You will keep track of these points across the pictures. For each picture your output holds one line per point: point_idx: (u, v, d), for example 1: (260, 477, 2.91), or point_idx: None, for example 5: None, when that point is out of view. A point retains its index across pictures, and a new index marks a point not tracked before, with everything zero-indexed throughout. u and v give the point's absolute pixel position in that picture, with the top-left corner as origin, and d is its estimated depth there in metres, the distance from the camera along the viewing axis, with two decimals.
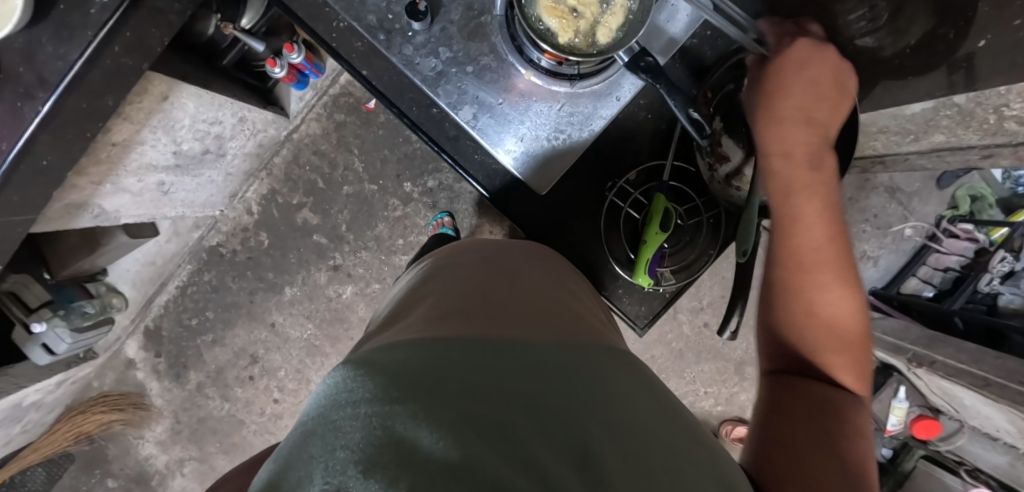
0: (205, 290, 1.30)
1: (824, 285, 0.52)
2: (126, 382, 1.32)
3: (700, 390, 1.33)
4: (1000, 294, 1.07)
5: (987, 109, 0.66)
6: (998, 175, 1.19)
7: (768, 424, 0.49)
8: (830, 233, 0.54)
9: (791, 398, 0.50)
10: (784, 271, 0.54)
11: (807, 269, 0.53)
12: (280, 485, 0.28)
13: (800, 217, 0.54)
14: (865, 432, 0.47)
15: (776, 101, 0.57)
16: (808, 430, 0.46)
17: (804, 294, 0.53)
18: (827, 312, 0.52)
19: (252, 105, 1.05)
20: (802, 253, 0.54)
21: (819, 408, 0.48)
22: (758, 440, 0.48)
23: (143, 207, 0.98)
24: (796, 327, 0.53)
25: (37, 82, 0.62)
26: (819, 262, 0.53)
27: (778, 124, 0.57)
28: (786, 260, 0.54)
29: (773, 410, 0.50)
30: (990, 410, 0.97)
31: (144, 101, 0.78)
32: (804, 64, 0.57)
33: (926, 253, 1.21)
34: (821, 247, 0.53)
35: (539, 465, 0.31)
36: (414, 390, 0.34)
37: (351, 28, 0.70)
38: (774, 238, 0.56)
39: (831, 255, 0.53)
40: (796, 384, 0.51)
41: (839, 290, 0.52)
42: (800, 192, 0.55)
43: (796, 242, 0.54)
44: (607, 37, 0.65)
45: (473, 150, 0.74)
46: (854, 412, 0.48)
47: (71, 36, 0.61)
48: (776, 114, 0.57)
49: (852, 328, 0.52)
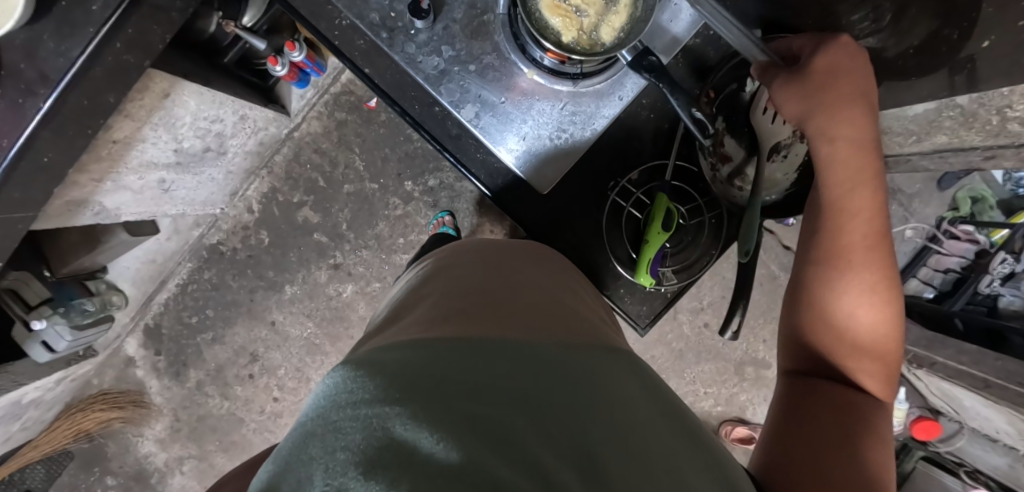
0: (205, 288, 1.30)
1: (870, 286, 0.52)
2: (126, 379, 1.31)
3: (700, 390, 1.33)
4: (1000, 295, 1.07)
5: (990, 111, 0.65)
6: (998, 176, 1.19)
7: (786, 425, 0.50)
8: (873, 240, 0.54)
9: (815, 398, 0.50)
10: (827, 269, 0.54)
11: (854, 269, 0.53)
12: (280, 485, 0.28)
13: (850, 215, 0.54)
14: (885, 440, 0.48)
15: (827, 92, 0.55)
16: (829, 435, 0.47)
17: (845, 297, 0.52)
18: (866, 316, 0.52)
19: (253, 103, 1.05)
20: (849, 252, 0.53)
21: (842, 412, 0.48)
22: (776, 441, 0.49)
23: (144, 205, 0.98)
24: (830, 328, 0.53)
25: (38, 79, 0.61)
26: (866, 264, 0.53)
27: (834, 115, 0.55)
28: (832, 259, 0.54)
29: (795, 408, 0.50)
30: (990, 412, 1.00)
31: (145, 99, 0.78)
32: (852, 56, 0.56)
33: (925, 254, 1.20)
34: (866, 248, 0.53)
35: (540, 466, 0.31)
36: (414, 391, 0.34)
37: (353, 26, 0.70)
38: (821, 233, 0.56)
39: (875, 258, 0.53)
40: (819, 386, 0.51)
41: (881, 294, 0.52)
42: (856, 189, 0.55)
43: (845, 242, 0.54)
44: (609, 36, 0.65)
45: (475, 148, 0.74)
46: (877, 419, 0.49)
47: (73, 33, 0.61)
48: (831, 105, 0.55)
49: (887, 335, 0.52)
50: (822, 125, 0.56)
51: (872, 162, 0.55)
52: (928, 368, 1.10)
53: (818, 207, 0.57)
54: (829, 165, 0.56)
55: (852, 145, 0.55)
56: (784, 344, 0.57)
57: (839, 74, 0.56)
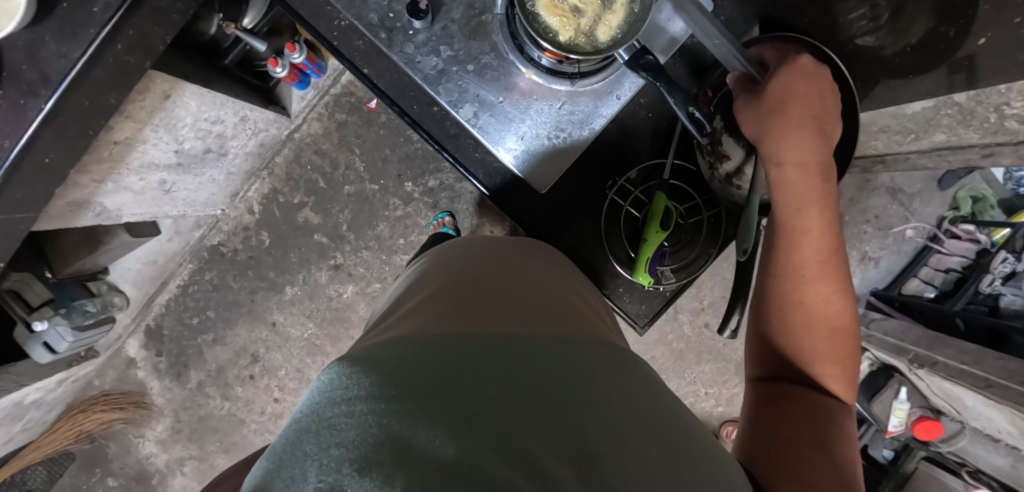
0: (206, 289, 1.31)
1: (821, 294, 0.53)
2: (127, 380, 1.32)
3: (700, 391, 1.33)
4: (1001, 294, 1.06)
5: (987, 107, 0.66)
6: (999, 175, 1.19)
7: (758, 432, 0.49)
8: (828, 248, 0.54)
9: (786, 404, 0.50)
10: (783, 283, 0.55)
11: (808, 283, 0.53)
12: (273, 481, 0.29)
13: (802, 231, 0.55)
14: (851, 442, 0.47)
15: (777, 113, 0.57)
16: (798, 437, 0.47)
17: (802, 306, 0.53)
18: (821, 324, 0.52)
19: (253, 104, 1.05)
20: (804, 265, 0.54)
21: (812, 414, 0.48)
22: (749, 445, 0.49)
23: (145, 206, 0.98)
24: (788, 336, 0.53)
25: (39, 80, 0.62)
26: (819, 276, 0.53)
27: (781, 135, 0.56)
28: (787, 272, 0.55)
29: (768, 414, 0.50)
30: (991, 410, 0.97)
31: (146, 100, 0.79)
32: (810, 76, 0.57)
33: (927, 254, 1.22)
34: (820, 262, 0.54)
35: (536, 463, 0.31)
36: (411, 387, 0.34)
37: (352, 27, 0.70)
38: (776, 248, 0.56)
39: (829, 271, 0.53)
40: (787, 391, 0.51)
41: (832, 305, 0.53)
42: (808, 207, 0.55)
43: (797, 257, 0.54)
44: (607, 35, 0.65)
45: (474, 148, 0.74)
46: (845, 423, 0.48)
47: (74, 34, 0.61)
48: (782, 125, 0.56)
49: (844, 342, 0.52)
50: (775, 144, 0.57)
51: (822, 183, 0.55)
52: (929, 368, 1.06)
53: (774, 227, 0.57)
54: (781, 187, 0.56)
55: (806, 165, 0.55)
56: (750, 356, 0.57)
57: (792, 94, 0.57)
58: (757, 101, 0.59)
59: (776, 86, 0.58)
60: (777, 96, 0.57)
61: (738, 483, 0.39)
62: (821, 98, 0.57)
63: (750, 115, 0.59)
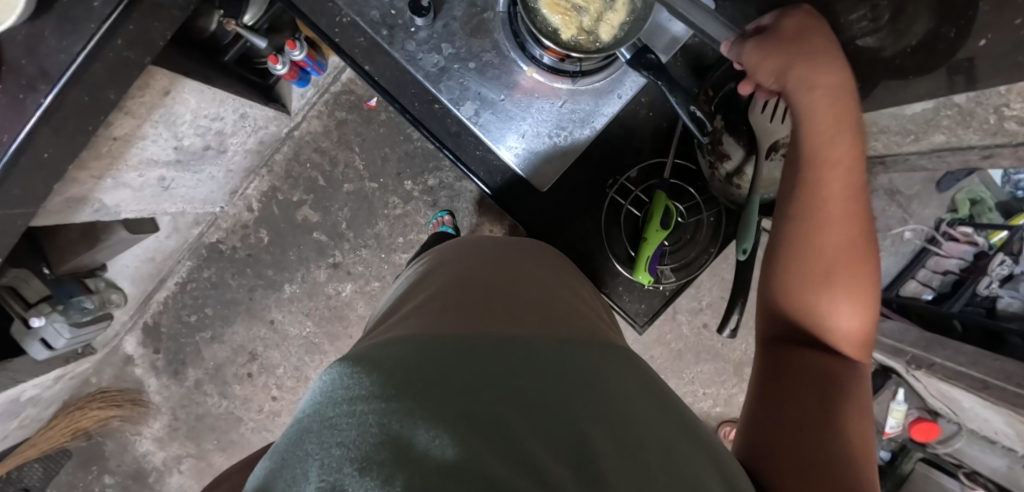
0: (205, 286, 1.30)
1: (840, 244, 0.51)
2: (124, 378, 1.32)
3: (699, 391, 1.33)
4: (999, 297, 1.06)
5: (988, 109, 0.65)
6: (997, 178, 1.20)
7: (765, 403, 0.49)
8: (851, 190, 0.52)
9: (795, 372, 0.50)
10: (803, 231, 0.52)
11: (831, 223, 0.51)
12: (275, 482, 0.28)
13: (828, 167, 0.52)
14: (866, 410, 0.47)
15: (798, 43, 0.54)
16: (806, 413, 0.47)
17: (820, 257, 0.51)
18: (842, 278, 0.50)
19: (254, 101, 1.05)
20: (825, 208, 0.52)
21: (822, 382, 0.48)
22: (759, 417, 0.49)
23: (143, 202, 0.98)
24: (804, 293, 0.51)
25: (39, 75, 0.62)
26: (843, 216, 0.51)
27: (810, 61, 0.53)
28: (808, 213, 0.52)
29: (777, 383, 0.50)
30: (988, 412, 0.98)
31: (146, 96, 0.79)
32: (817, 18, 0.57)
33: (925, 256, 1.20)
34: (842, 203, 0.51)
35: (535, 464, 0.31)
36: (412, 388, 0.34)
37: (353, 24, 0.70)
38: (799, 190, 0.54)
39: (852, 212, 0.51)
40: (799, 356, 0.51)
41: (850, 254, 0.51)
42: (835, 140, 0.52)
43: (821, 195, 0.52)
44: (608, 34, 0.65)
45: (474, 146, 0.73)
46: (856, 383, 0.48)
47: (75, 29, 0.61)
48: (808, 52, 0.54)
49: (864, 297, 0.50)
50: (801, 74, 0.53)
51: (849, 112, 0.53)
52: (926, 369, 1.07)
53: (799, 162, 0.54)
54: (809, 114, 0.53)
55: (831, 93, 0.53)
56: (760, 315, 0.56)
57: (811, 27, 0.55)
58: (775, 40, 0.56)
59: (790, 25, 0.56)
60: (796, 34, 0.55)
61: (740, 479, 0.40)
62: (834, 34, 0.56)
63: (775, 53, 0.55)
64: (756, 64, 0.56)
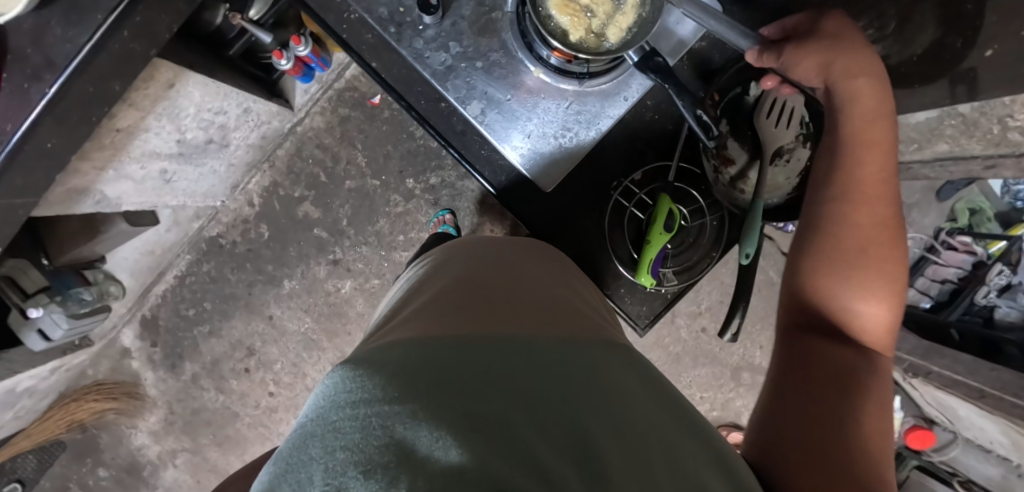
0: (204, 281, 1.30)
1: (875, 223, 0.53)
2: (121, 371, 1.31)
3: (696, 395, 1.33)
4: (997, 306, 1.07)
5: (991, 120, 0.68)
6: (996, 188, 1.20)
7: (782, 386, 0.49)
8: (884, 175, 0.54)
9: (820, 356, 0.49)
10: (845, 208, 0.54)
11: (867, 203, 0.53)
12: (278, 486, 0.28)
13: (870, 148, 0.55)
14: (886, 401, 0.46)
15: (837, 38, 0.57)
16: (824, 395, 0.46)
17: (858, 234, 0.53)
18: (875, 257, 0.52)
19: (258, 96, 1.05)
20: (868, 187, 0.54)
21: (845, 370, 0.48)
22: (780, 402, 0.48)
23: (144, 195, 0.98)
24: (836, 274, 0.52)
25: (44, 64, 0.61)
26: (878, 198, 0.53)
27: (850, 53, 0.56)
28: (845, 192, 0.54)
29: (800, 368, 0.49)
30: (984, 421, 1.00)
31: (150, 88, 0.78)
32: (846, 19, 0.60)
33: (923, 265, 1.19)
34: (878, 184, 0.54)
35: (541, 462, 0.31)
36: (415, 390, 0.34)
37: (361, 20, 0.70)
38: (840, 166, 0.55)
39: (885, 195, 0.54)
40: (823, 342, 0.50)
41: (884, 236, 0.53)
42: (875, 124, 0.55)
43: (859, 175, 0.54)
44: (617, 36, 0.65)
45: (479, 145, 0.73)
46: (880, 372, 0.48)
47: (81, 19, 0.61)
48: (849, 44, 0.56)
49: (892, 283, 0.51)
50: (845, 63, 0.56)
51: (886, 100, 0.56)
52: (924, 377, 1.08)
53: (844, 141, 0.56)
54: (853, 100, 0.56)
55: (870, 80, 0.56)
56: (783, 303, 0.56)
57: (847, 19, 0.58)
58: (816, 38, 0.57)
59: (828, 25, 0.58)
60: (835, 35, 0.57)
61: (744, 475, 0.40)
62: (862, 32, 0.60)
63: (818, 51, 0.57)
64: (801, 61, 0.57)
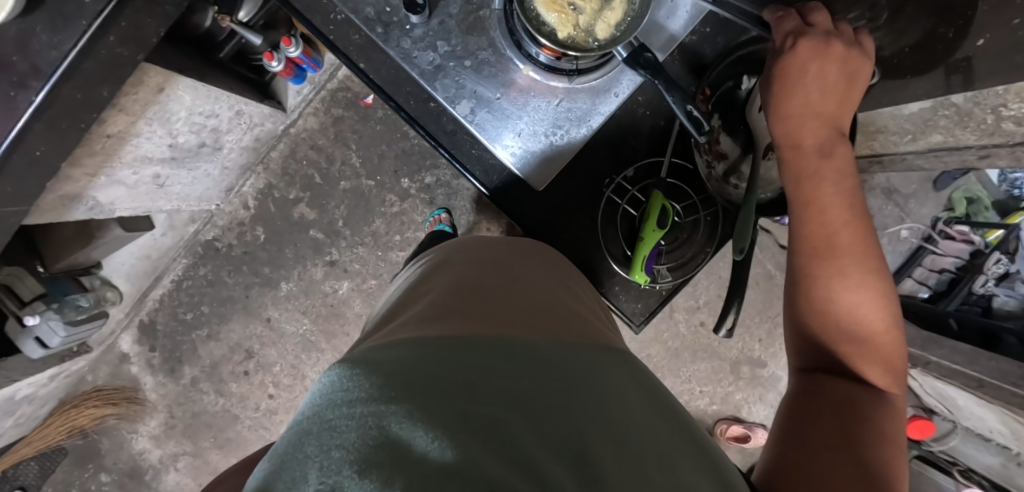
0: (201, 284, 1.30)
1: (841, 271, 0.52)
2: (120, 376, 1.31)
3: (695, 389, 1.33)
4: (994, 295, 1.06)
5: (985, 109, 0.66)
6: (993, 176, 1.17)
7: (789, 429, 0.49)
8: (847, 217, 0.54)
9: (819, 397, 0.49)
10: (807, 260, 0.54)
11: (825, 253, 0.53)
12: (273, 484, 0.27)
13: (815, 204, 0.55)
14: (896, 438, 0.46)
15: (778, 97, 0.58)
16: (828, 430, 0.46)
17: (823, 283, 0.53)
18: (850, 300, 0.52)
19: (249, 98, 1.04)
20: (818, 238, 0.54)
21: (845, 406, 0.48)
22: (784, 443, 0.47)
23: (139, 200, 0.97)
24: (821, 314, 0.53)
25: (30, 71, 0.61)
26: (841, 245, 0.53)
27: (787, 114, 0.57)
28: (803, 247, 0.55)
29: (804, 409, 0.49)
30: (983, 411, 1.00)
31: (139, 93, 0.78)
32: (824, 51, 0.56)
33: (921, 254, 1.19)
34: (837, 231, 0.54)
35: (536, 464, 0.30)
36: (411, 389, 0.33)
37: (348, 21, 0.69)
38: (792, 224, 0.56)
39: (850, 239, 0.53)
40: (824, 383, 0.50)
41: (858, 277, 0.52)
42: (815, 181, 0.55)
43: (817, 227, 0.54)
44: (605, 32, 0.65)
45: (470, 145, 0.73)
46: (881, 409, 0.47)
47: (65, 25, 0.60)
48: (781, 106, 0.57)
49: (876, 321, 0.51)
50: (774, 124, 0.58)
51: (834, 158, 0.56)
52: (922, 367, 1.10)
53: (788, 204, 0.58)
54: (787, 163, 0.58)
55: (802, 144, 0.57)
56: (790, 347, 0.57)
57: (789, 75, 0.57)
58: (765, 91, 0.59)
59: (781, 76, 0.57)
60: (782, 91, 0.57)
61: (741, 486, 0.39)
62: (827, 74, 0.56)
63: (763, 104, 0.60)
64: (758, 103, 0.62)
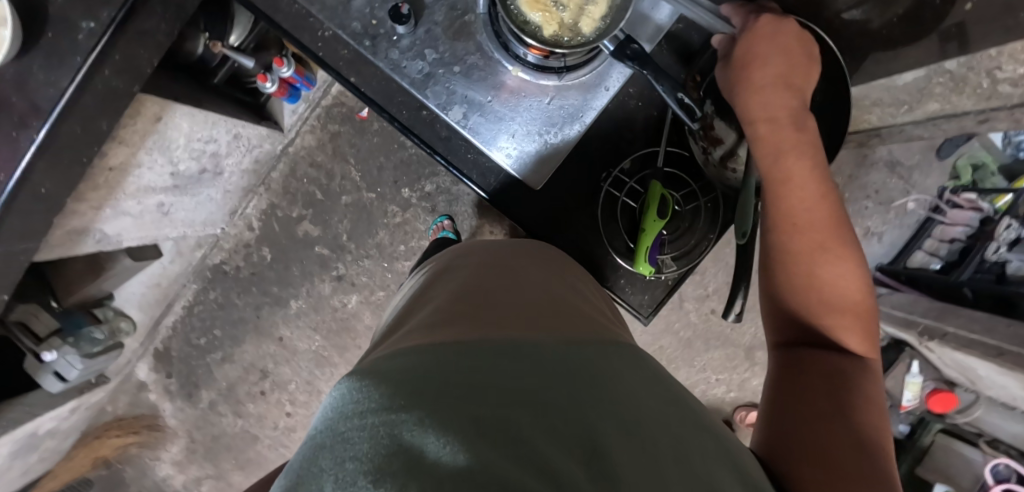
0: (212, 307, 1.31)
1: (819, 245, 0.52)
2: (139, 404, 1.33)
3: (711, 378, 1.33)
4: (1008, 261, 1.04)
5: (977, 71, 0.66)
6: (998, 140, 1.15)
7: (777, 403, 0.48)
8: (819, 192, 0.54)
9: (804, 370, 0.49)
10: (782, 237, 0.54)
11: (799, 230, 0.53)
12: None
13: (788, 180, 0.54)
14: (880, 406, 0.46)
15: (744, 82, 0.58)
16: (816, 403, 0.45)
17: (801, 260, 0.52)
18: (827, 274, 0.51)
19: (246, 121, 1.06)
20: (792, 214, 0.54)
21: (828, 376, 0.47)
22: (772, 420, 0.47)
23: (145, 229, 0.99)
24: (799, 288, 0.52)
25: (30, 110, 0.62)
26: (814, 221, 0.53)
27: (751, 98, 0.57)
28: (778, 225, 0.54)
29: (789, 384, 0.49)
30: (1005, 380, 0.96)
31: (138, 124, 0.79)
32: (777, 31, 0.57)
33: (930, 226, 1.18)
34: (809, 208, 0.53)
35: (548, 464, 0.30)
36: (420, 396, 0.33)
37: (336, 37, 0.70)
38: (764, 201, 0.56)
39: (821, 215, 0.53)
40: (804, 357, 0.50)
41: (830, 250, 0.52)
42: (784, 159, 0.55)
43: (789, 205, 0.54)
44: (591, 27, 0.64)
45: (466, 149, 0.73)
46: (864, 376, 0.47)
47: (60, 62, 0.62)
48: (750, 85, 0.58)
49: (853, 293, 0.51)
50: (744, 105, 0.58)
51: (803, 135, 0.55)
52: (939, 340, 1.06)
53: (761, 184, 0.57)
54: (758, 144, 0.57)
55: (770, 122, 0.56)
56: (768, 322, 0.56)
57: (747, 62, 0.58)
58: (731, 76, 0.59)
59: (742, 63, 0.58)
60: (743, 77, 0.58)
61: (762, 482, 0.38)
62: (786, 57, 0.57)
63: (728, 91, 0.60)
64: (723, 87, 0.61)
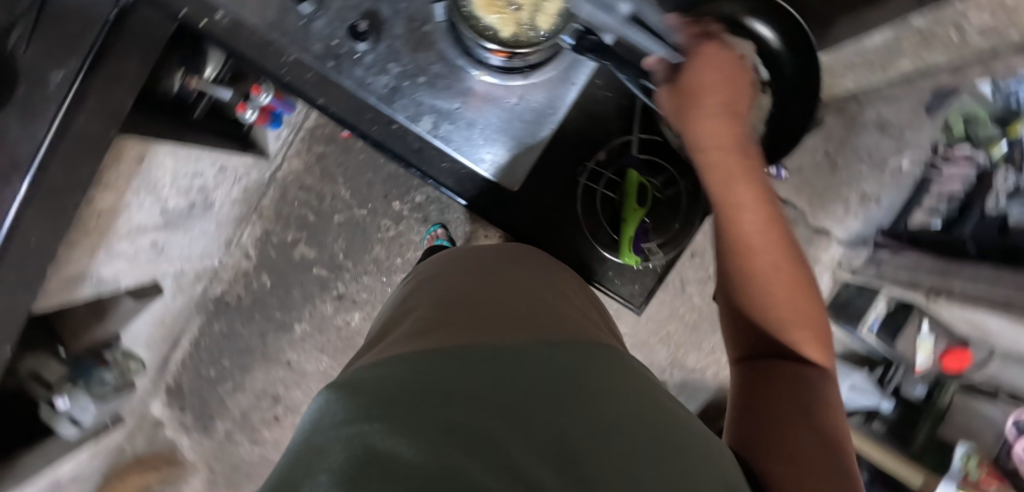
0: (218, 339, 1.33)
1: (773, 267, 0.50)
2: (157, 441, 1.35)
3: (721, 359, 1.32)
4: (1008, 212, 0.95)
5: (945, 26, 0.67)
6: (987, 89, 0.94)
7: (745, 413, 0.48)
8: (768, 215, 0.51)
9: (767, 383, 0.49)
10: (736, 261, 0.52)
11: (754, 253, 0.51)
12: None
13: (734, 205, 0.51)
14: (839, 408, 0.47)
15: (692, 103, 0.55)
16: (782, 414, 0.45)
17: (757, 280, 0.51)
18: (783, 296, 0.50)
19: (231, 152, 1.06)
20: (744, 239, 0.51)
21: (793, 385, 0.48)
22: (742, 428, 0.47)
23: (141, 268, 1.00)
24: (756, 308, 0.51)
25: (9, 166, 0.61)
26: (766, 245, 0.50)
27: (700, 121, 0.54)
28: (730, 249, 0.52)
29: (753, 397, 0.48)
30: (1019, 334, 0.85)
31: (121, 166, 0.79)
32: (718, 58, 0.56)
33: (925, 184, 1.06)
34: (762, 231, 0.51)
35: (520, 469, 0.30)
36: (394, 405, 0.33)
37: (299, 61, 0.69)
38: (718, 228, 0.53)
39: (772, 239, 0.51)
40: (767, 369, 0.50)
41: (786, 271, 0.50)
42: (735, 185, 0.52)
43: (740, 229, 0.51)
44: (547, 23, 0.66)
45: (439, 158, 0.73)
46: (823, 387, 0.48)
47: (33, 114, 0.61)
48: (695, 113, 0.54)
49: (808, 307, 0.51)
50: (692, 129, 0.54)
51: (748, 161, 0.53)
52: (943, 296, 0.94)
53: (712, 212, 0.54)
54: (707, 170, 0.53)
55: (715, 148, 0.53)
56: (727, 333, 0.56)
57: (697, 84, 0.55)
58: (676, 97, 0.56)
59: (690, 86, 0.55)
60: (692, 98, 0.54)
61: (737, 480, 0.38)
62: (728, 84, 0.55)
63: (675, 114, 0.56)
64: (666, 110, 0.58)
